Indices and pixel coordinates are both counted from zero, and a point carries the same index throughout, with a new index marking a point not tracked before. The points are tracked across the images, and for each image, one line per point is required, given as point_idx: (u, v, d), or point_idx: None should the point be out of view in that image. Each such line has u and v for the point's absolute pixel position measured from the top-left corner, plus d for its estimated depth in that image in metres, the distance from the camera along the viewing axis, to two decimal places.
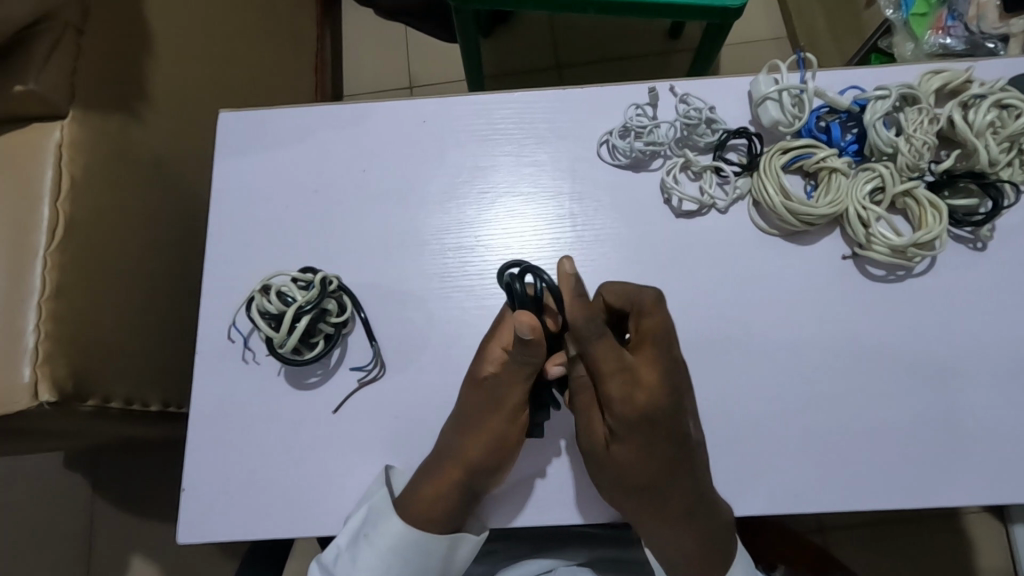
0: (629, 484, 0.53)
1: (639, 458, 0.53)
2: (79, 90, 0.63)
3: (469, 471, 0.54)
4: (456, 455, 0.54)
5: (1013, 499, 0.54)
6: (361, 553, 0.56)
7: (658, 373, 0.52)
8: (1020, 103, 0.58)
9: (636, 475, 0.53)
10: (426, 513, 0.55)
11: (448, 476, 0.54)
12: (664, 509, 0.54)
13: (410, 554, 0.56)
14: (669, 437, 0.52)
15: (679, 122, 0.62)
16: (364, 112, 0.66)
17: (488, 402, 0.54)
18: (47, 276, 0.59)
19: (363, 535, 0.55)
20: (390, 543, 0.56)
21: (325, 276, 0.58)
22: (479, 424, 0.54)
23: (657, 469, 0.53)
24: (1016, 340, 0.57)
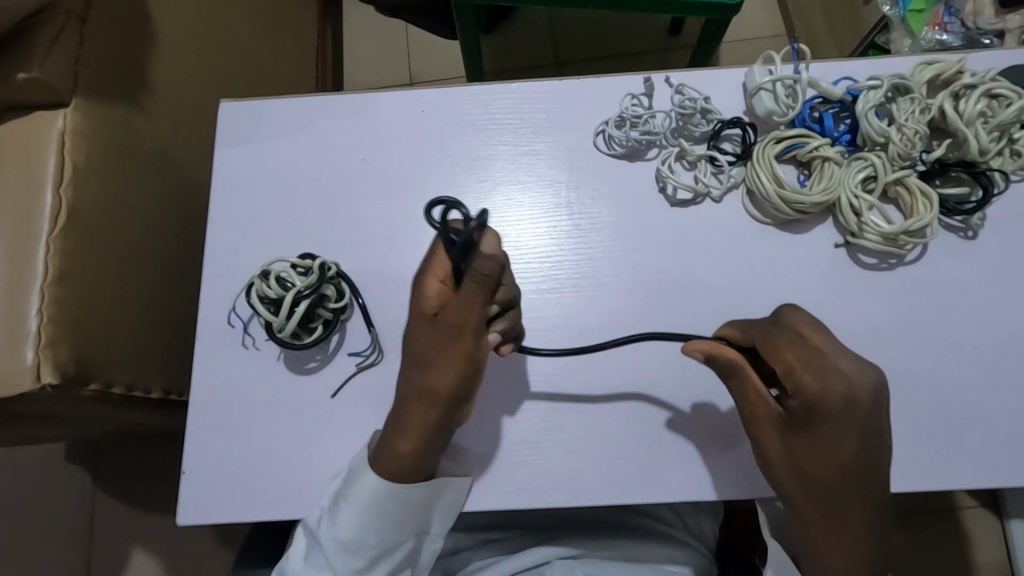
0: (795, 472, 0.50)
1: (814, 450, 0.48)
2: (82, 77, 0.64)
3: (435, 408, 0.51)
4: (425, 393, 0.51)
5: (1004, 483, 0.54)
6: (340, 514, 0.54)
7: (811, 362, 0.47)
8: (1011, 92, 0.59)
9: (807, 468, 0.49)
10: (402, 458, 0.53)
11: (420, 419, 0.51)
12: (839, 513, 0.49)
13: (396, 512, 0.55)
14: (841, 431, 0.47)
15: (674, 112, 0.63)
16: (363, 103, 0.67)
17: (440, 339, 0.49)
18: (50, 261, 0.59)
19: (341, 494, 0.54)
20: (369, 501, 0.54)
21: (325, 261, 0.59)
22: (433, 362, 0.50)
23: (829, 466, 0.48)
24: (1008, 327, 0.58)
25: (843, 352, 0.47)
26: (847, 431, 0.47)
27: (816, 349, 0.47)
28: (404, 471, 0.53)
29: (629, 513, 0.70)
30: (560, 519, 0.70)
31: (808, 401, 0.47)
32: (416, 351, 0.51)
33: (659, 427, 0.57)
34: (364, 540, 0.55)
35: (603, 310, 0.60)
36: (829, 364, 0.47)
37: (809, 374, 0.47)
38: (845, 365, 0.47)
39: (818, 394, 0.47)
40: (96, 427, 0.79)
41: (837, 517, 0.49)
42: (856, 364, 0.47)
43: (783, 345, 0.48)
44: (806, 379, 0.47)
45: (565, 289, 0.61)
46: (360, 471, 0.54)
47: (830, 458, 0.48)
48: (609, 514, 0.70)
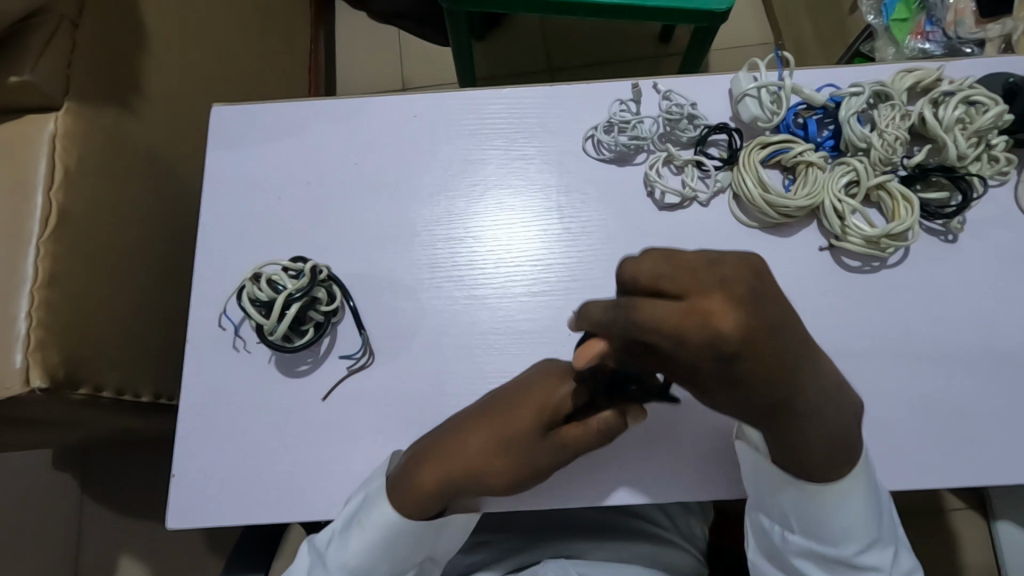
0: (738, 401, 0.43)
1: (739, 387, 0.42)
2: (74, 82, 0.64)
3: (478, 481, 0.53)
4: (471, 466, 0.53)
5: (985, 482, 0.55)
6: (351, 541, 0.55)
7: (709, 298, 0.37)
8: (988, 99, 0.60)
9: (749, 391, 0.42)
10: (417, 503, 0.54)
11: (454, 479, 0.53)
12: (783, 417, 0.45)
13: (405, 542, 0.56)
14: (777, 342, 0.39)
15: (662, 118, 0.64)
16: (356, 107, 0.67)
17: (532, 440, 0.52)
18: (41, 264, 0.60)
19: (354, 520, 0.55)
20: (382, 532, 0.55)
21: (316, 264, 0.59)
22: (509, 445, 0.52)
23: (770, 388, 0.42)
24: (987, 328, 0.59)
25: (729, 260, 0.39)
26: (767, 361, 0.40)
27: (695, 309, 0.37)
28: (420, 513, 0.55)
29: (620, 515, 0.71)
30: (552, 522, 0.70)
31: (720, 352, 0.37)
32: (493, 428, 0.53)
33: (649, 428, 0.57)
34: (374, 567, 0.56)
35: None
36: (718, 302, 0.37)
37: (722, 306, 0.37)
38: (725, 305, 0.37)
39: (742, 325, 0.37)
40: (85, 432, 0.78)
41: (784, 417, 0.45)
42: (738, 272, 0.38)
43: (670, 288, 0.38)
44: (719, 315, 0.36)
45: (555, 292, 0.61)
46: (377, 500, 0.54)
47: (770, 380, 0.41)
48: (601, 516, 0.71)
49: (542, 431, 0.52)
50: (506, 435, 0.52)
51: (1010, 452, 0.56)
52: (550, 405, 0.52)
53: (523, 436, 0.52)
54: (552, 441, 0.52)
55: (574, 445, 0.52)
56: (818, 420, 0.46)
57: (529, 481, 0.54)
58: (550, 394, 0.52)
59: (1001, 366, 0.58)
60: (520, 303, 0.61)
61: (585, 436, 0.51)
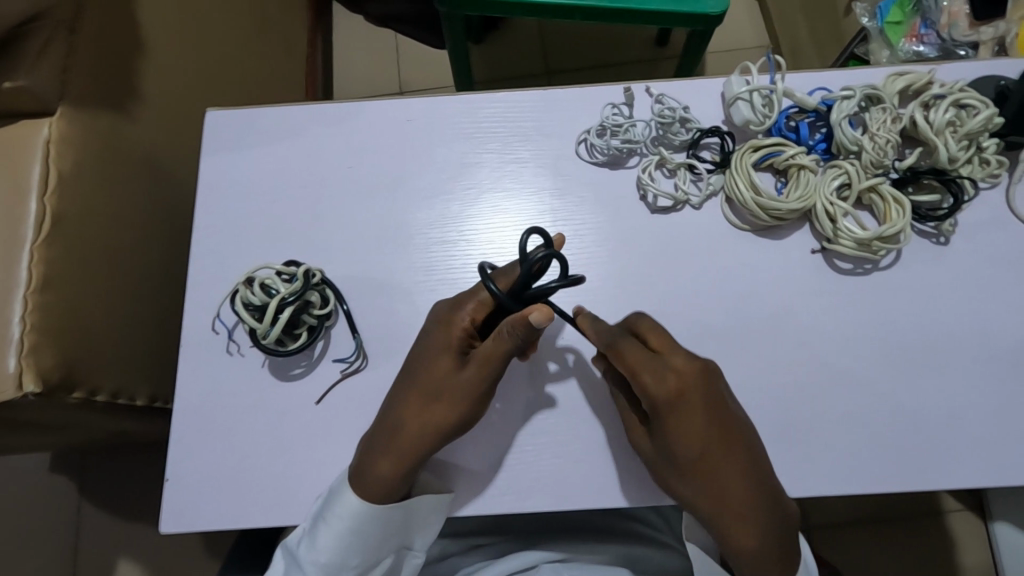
0: (671, 459, 0.52)
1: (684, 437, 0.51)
2: (68, 86, 0.64)
3: (429, 438, 0.53)
4: (418, 423, 0.53)
5: (977, 484, 0.56)
6: (321, 537, 0.55)
7: (647, 358, 0.51)
8: (978, 102, 0.60)
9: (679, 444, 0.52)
10: (383, 480, 0.53)
11: (405, 445, 0.53)
12: (713, 480, 0.52)
13: (374, 531, 0.55)
14: (696, 412, 0.51)
15: (654, 122, 0.64)
16: (350, 111, 0.68)
17: (452, 373, 0.54)
18: (34, 268, 0.59)
19: (320, 517, 0.55)
20: (348, 524, 0.54)
21: (309, 268, 0.59)
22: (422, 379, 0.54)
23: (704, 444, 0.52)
24: (979, 331, 0.59)
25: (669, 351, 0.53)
26: (695, 422, 0.51)
27: (639, 364, 0.51)
28: (386, 496, 0.54)
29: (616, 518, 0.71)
30: (546, 525, 0.70)
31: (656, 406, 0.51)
32: (416, 383, 0.54)
33: None
34: (345, 562, 0.56)
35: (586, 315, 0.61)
36: (659, 360, 0.52)
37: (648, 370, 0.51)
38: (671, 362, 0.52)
39: (662, 389, 0.51)
40: (79, 436, 0.78)
41: (718, 485, 0.52)
42: (683, 360, 0.52)
43: (620, 349, 0.52)
44: (647, 381, 0.51)
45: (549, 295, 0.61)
46: (340, 493, 0.54)
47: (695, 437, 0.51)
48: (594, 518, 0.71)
49: (457, 361, 0.54)
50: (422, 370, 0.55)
51: (1003, 453, 0.56)
52: (456, 331, 0.55)
53: (440, 373, 0.54)
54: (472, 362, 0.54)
55: (494, 358, 0.53)
56: (758, 492, 0.51)
57: (477, 416, 0.55)
58: (456, 320, 0.55)
59: (994, 368, 0.58)
60: None
61: (499, 345, 0.52)
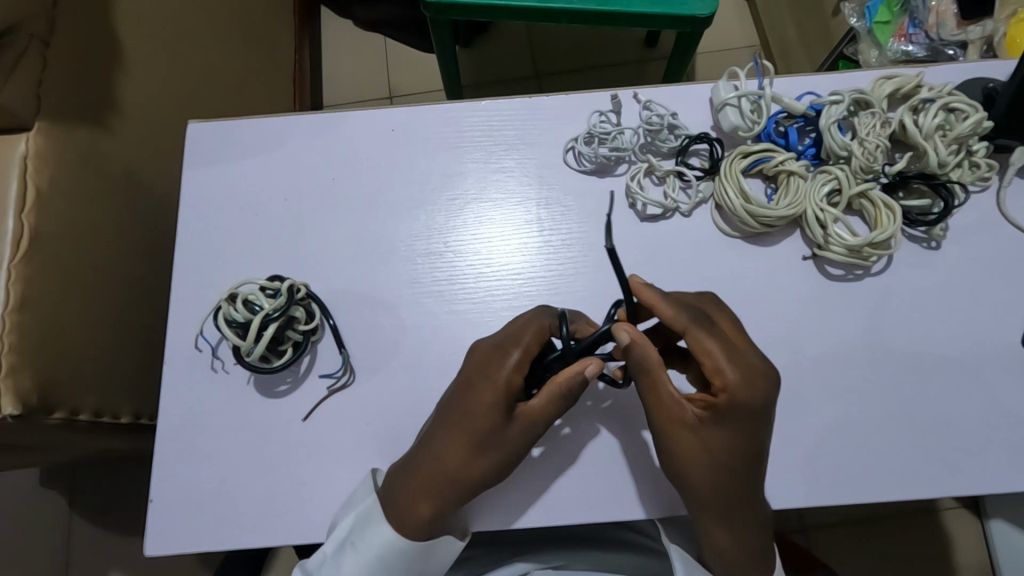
0: (706, 456, 0.50)
1: (729, 442, 0.50)
2: (45, 101, 0.63)
3: (476, 484, 0.53)
4: (466, 472, 0.52)
5: (972, 490, 0.55)
6: (345, 563, 0.54)
7: (736, 356, 0.50)
8: (968, 106, 0.60)
9: (716, 442, 0.50)
10: (420, 513, 0.54)
11: (450, 489, 0.53)
12: (731, 484, 0.51)
13: (399, 561, 0.55)
14: (759, 424, 0.50)
15: (642, 129, 0.64)
16: (334, 121, 0.67)
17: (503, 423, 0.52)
18: (11, 288, 0.58)
19: (348, 543, 0.54)
20: (376, 552, 0.54)
21: (293, 283, 0.58)
22: (465, 427, 0.52)
23: (744, 453, 0.50)
24: (970, 335, 0.59)
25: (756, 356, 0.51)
26: (752, 429, 0.50)
27: (739, 350, 0.50)
28: (425, 531, 0.54)
29: (611, 527, 0.70)
30: (540, 536, 0.69)
31: (732, 398, 0.49)
32: (460, 430, 0.52)
33: (633, 441, 0.57)
34: None
35: None
36: (748, 360, 0.50)
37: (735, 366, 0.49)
38: (759, 363, 0.50)
39: (742, 396, 0.49)
40: (63, 454, 0.77)
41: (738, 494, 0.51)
42: (762, 364, 0.50)
43: (701, 337, 0.50)
44: (729, 375, 0.49)
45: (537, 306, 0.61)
46: (376, 521, 0.54)
47: (740, 449, 0.50)
48: (586, 528, 0.70)
49: (506, 411, 0.52)
50: (464, 417, 0.53)
51: (996, 459, 0.56)
52: (506, 383, 0.52)
53: (486, 424, 0.52)
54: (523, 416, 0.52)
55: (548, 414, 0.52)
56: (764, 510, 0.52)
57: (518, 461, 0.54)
58: (501, 370, 0.52)
59: (986, 373, 0.58)
60: (502, 319, 0.60)
61: (545, 407, 0.52)
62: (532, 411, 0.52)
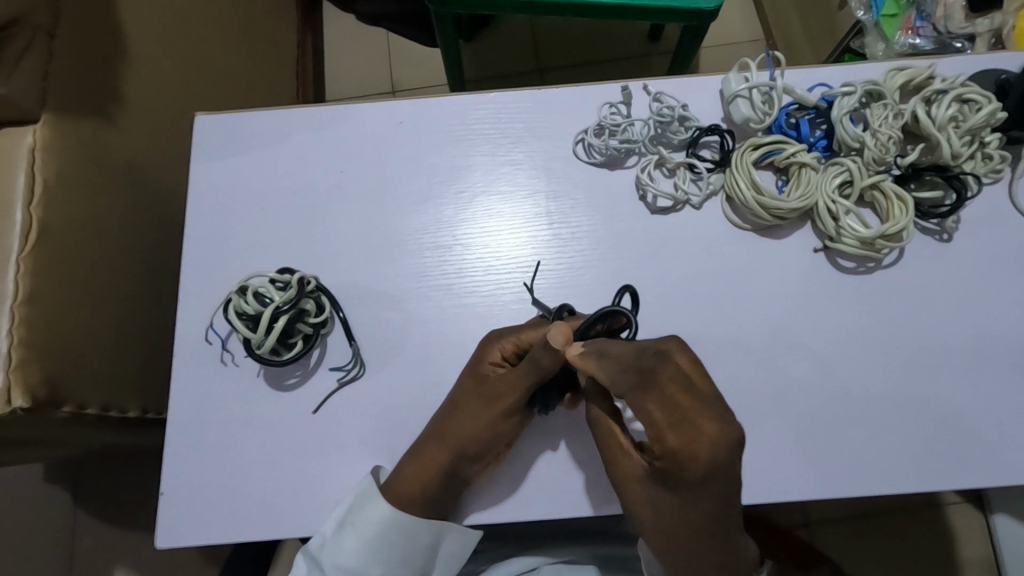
0: (659, 512, 0.48)
1: (673, 503, 0.46)
2: (52, 93, 0.63)
3: (456, 455, 0.54)
4: (448, 439, 0.54)
5: (983, 482, 0.55)
6: (346, 542, 0.55)
7: (684, 421, 0.42)
8: (981, 97, 0.59)
9: (664, 502, 0.47)
10: (417, 496, 0.55)
11: (434, 459, 0.54)
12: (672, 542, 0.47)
13: (400, 541, 0.56)
14: (712, 493, 0.43)
15: (652, 120, 0.63)
16: (341, 113, 0.66)
17: (479, 393, 0.55)
18: (20, 281, 0.58)
19: (348, 521, 0.55)
20: (375, 530, 0.55)
21: (303, 276, 0.58)
22: (459, 405, 0.55)
23: (690, 519, 0.45)
24: (982, 327, 0.59)
25: (717, 418, 0.42)
26: (702, 497, 0.43)
27: (687, 412, 0.42)
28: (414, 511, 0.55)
29: (619, 521, 0.70)
30: (549, 530, 0.69)
31: (678, 464, 0.43)
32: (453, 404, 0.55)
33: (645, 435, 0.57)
34: (368, 568, 0.56)
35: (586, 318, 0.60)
36: (697, 427, 0.41)
37: (675, 437, 0.42)
38: (716, 430, 0.41)
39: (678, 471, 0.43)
40: (70, 448, 0.77)
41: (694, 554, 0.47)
42: (720, 427, 0.41)
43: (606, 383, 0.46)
44: (672, 442, 0.42)
45: (547, 299, 0.60)
46: (371, 498, 0.55)
47: (686, 512, 0.45)
48: (597, 521, 0.70)
49: (483, 380, 0.55)
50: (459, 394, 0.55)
51: (1007, 450, 0.56)
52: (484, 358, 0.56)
53: (471, 400, 0.55)
54: (496, 386, 0.54)
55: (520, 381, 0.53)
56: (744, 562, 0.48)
57: (496, 442, 0.55)
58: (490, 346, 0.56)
59: (998, 366, 0.58)
60: (511, 312, 0.60)
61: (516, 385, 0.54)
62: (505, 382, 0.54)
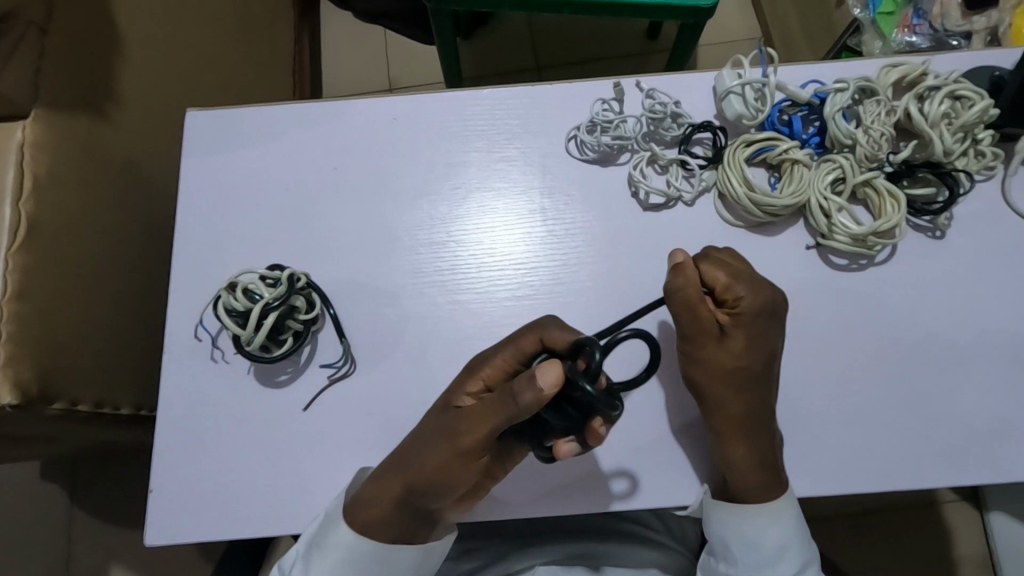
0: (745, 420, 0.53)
1: (758, 406, 0.53)
2: (42, 89, 0.63)
3: (410, 486, 0.51)
4: (406, 470, 0.52)
5: (976, 480, 0.55)
6: (314, 565, 0.54)
7: (750, 281, 0.54)
8: (974, 94, 0.59)
9: (717, 370, 0.53)
10: (378, 521, 0.53)
11: (391, 490, 0.52)
12: (761, 442, 0.53)
13: (371, 564, 0.54)
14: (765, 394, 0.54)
15: (645, 117, 0.63)
16: (334, 109, 0.66)
17: (441, 430, 0.51)
18: (10, 277, 0.58)
19: (314, 547, 0.54)
20: (342, 556, 0.53)
21: (294, 272, 0.58)
22: (425, 439, 0.52)
23: (760, 419, 0.53)
24: (975, 323, 0.59)
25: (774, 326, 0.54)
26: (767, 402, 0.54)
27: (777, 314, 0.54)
28: (378, 531, 0.53)
29: (611, 519, 0.70)
30: (543, 529, 0.68)
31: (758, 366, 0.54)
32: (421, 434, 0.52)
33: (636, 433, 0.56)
34: None
35: (579, 315, 0.60)
36: (741, 286, 0.54)
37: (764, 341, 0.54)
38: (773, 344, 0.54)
39: (758, 332, 0.54)
40: (63, 445, 0.76)
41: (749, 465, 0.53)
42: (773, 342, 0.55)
43: (714, 268, 0.55)
44: (761, 346, 0.54)
45: (539, 295, 0.60)
46: (334, 521, 0.53)
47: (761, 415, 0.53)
48: (590, 520, 0.70)
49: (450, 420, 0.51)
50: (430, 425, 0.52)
51: (999, 447, 0.56)
52: (460, 392, 0.52)
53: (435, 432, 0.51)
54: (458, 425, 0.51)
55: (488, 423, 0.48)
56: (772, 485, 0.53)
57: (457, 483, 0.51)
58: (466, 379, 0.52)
59: (991, 363, 0.58)
60: (504, 309, 0.60)
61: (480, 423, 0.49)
62: (467, 421, 0.49)
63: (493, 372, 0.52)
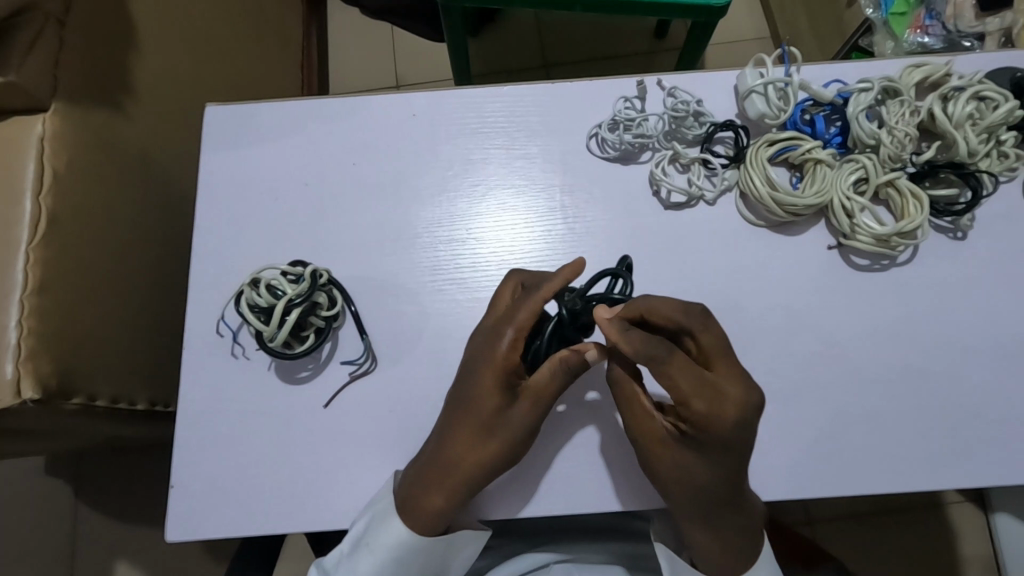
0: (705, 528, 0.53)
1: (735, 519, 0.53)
2: (62, 82, 0.62)
3: (477, 477, 0.53)
4: (467, 459, 0.52)
5: (998, 481, 0.55)
6: (359, 561, 0.55)
7: (715, 390, 0.48)
8: (998, 95, 0.59)
9: (685, 479, 0.51)
10: (430, 513, 0.54)
11: (453, 484, 0.53)
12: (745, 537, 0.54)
13: (415, 559, 0.55)
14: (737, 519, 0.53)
15: (667, 115, 0.63)
16: (354, 105, 0.66)
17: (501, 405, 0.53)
18: (30, 271, 0.58)
19: (363, 542, 0.54)
20: (392, 550, 0.54)
21: (316, 268, 0.58)
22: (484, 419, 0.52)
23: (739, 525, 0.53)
24: (998, 324, 0.59)
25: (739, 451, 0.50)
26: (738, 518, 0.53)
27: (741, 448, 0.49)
28: (428, 523, 0.54)
29: (628, 518, 0.70)
30: (560, 527, 0.68)
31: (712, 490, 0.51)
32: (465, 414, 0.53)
33: None
34: None
35: None
36: (722, 396, 0.48)
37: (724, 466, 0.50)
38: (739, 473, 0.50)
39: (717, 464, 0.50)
40: (77, 440, 0.76)
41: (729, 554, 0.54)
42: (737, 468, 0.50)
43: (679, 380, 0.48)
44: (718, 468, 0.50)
45: None
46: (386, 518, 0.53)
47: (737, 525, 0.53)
48: (607, 518, 0.70)
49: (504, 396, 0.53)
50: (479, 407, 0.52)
51: (1021, 448, 0.56)
52: (499, 359, 0.52)
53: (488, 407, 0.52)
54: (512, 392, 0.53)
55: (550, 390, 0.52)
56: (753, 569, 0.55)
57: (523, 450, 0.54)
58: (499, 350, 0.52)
59: (1013, 364, 0.58)
60: None
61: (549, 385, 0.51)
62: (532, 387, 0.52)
63: (526, 319, 0.52)
